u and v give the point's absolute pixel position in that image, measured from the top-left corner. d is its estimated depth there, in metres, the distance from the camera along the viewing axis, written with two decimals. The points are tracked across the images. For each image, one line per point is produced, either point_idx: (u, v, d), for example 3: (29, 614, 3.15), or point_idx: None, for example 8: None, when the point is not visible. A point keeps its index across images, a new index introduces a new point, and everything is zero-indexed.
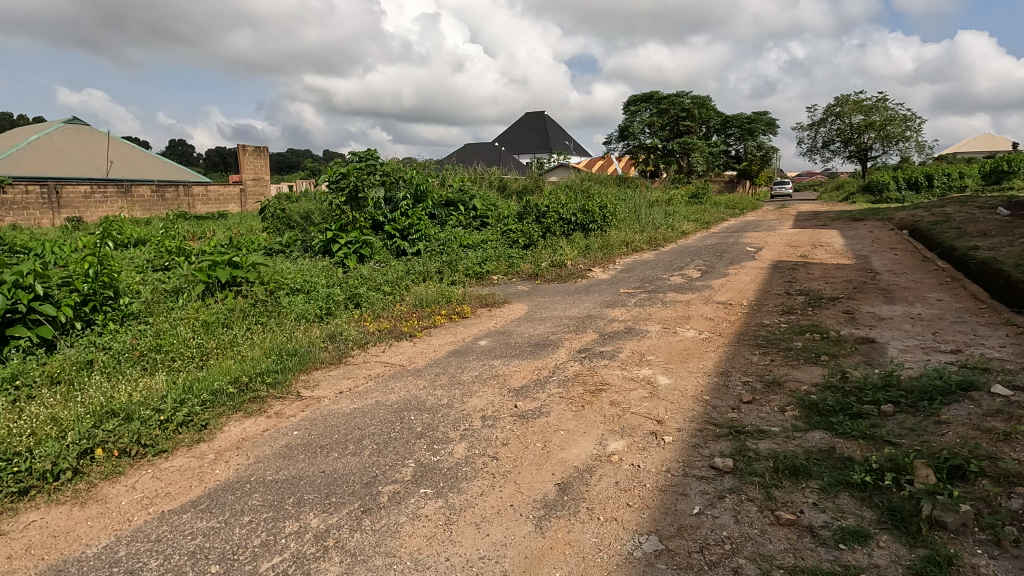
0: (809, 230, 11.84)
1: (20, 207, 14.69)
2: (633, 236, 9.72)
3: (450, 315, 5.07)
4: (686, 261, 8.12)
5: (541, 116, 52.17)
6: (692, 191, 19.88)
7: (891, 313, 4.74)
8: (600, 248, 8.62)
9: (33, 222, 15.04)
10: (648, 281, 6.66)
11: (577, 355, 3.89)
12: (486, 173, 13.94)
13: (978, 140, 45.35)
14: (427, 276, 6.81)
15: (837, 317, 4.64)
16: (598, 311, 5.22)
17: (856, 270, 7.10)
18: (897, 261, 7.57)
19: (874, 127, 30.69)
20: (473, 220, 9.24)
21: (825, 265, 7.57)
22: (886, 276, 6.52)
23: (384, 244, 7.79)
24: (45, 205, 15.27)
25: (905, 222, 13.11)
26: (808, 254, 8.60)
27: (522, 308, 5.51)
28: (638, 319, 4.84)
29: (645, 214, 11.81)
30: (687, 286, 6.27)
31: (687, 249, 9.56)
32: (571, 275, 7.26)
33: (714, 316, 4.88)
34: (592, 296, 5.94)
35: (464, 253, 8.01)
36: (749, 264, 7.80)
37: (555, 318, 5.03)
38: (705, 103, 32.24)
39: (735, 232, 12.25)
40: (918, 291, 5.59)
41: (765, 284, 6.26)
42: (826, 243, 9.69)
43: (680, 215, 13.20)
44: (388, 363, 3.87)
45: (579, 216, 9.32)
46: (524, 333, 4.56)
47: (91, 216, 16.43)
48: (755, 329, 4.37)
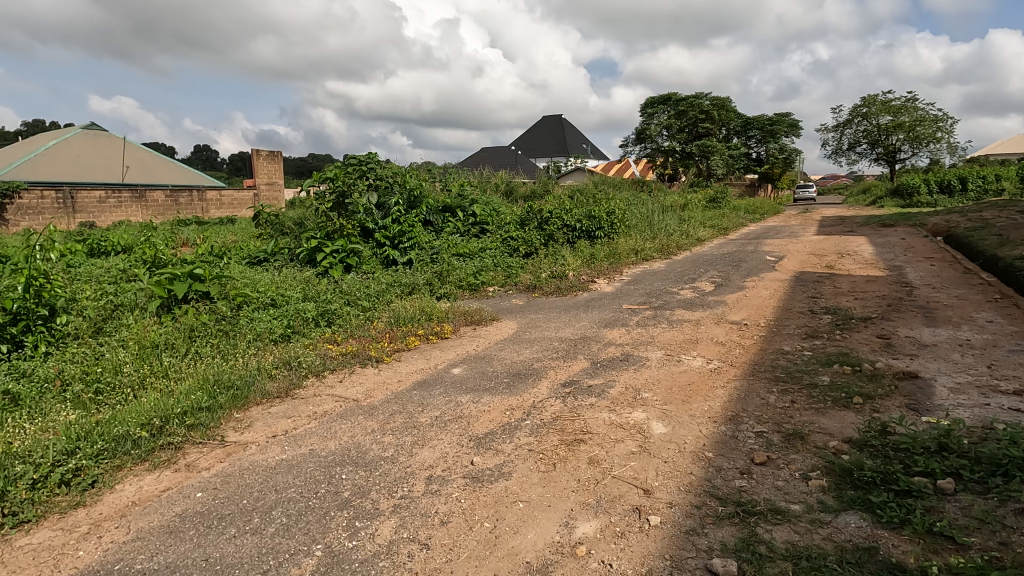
0: (835, 237, 11.06)
1: (34, 212, 14.83)
2: (644, 243, 9.10)
3: (427, 336, 4.54)
4: (699, 272, 7.47)
5: (558, 120, 51.62)
6: (711, 195, 19.11)
7: (934, 339, 4.07)
8: (605, 257, 8.03)
9: (47, 226, 15.10)
10: (655, 295, 6.05)
11: (560, 390, 3.32)
12: (493, 178, 13.42)
13: (1013, 142, 43.47)
14: (414, 289, 6.32)
15: (870, 343, 4.00)
16: (594, 331, 4.64)
17: (889, 283, 6.40)
18: (935, 273, 6.83)
19: (903, 129, 29.48)
20: (472, 227, 8.73)
21: (854, 277, 6.86)
22: (924, 291, 5.83)
23: (372, 253, 7.33)
24: (60, 210, 15.28)
25: (939, 228, 12.24)
26: (834, 264, 7.89)
27: (510, 327, 4.96)
28: (638, 343, 4.25)
29: (658, 220, 11.16)
30: (697, 302, 5.65)
31: (702, 258, 8.91)
32: (572, 287, 6.69)
33: (726, 340, 4.25)
34: (591, 313, 5.36)
35: (458, 262, 7.50)
36: (768, 275, 7.13)
37: (544, 341, 4.46)
38: (725, 104, 31.35)
39: (755, 239, 11.53)
40: (963, 310, 4.90)
41: (786, 299, 5.61)
42: (854, 252, 8.95)
43: (696, 221, 12.52)
44: (341, 398, 3.35)
45: (584, 222, 8.74)
46: (506, 359, 4.01)
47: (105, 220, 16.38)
48: (773, 358, 3.75)
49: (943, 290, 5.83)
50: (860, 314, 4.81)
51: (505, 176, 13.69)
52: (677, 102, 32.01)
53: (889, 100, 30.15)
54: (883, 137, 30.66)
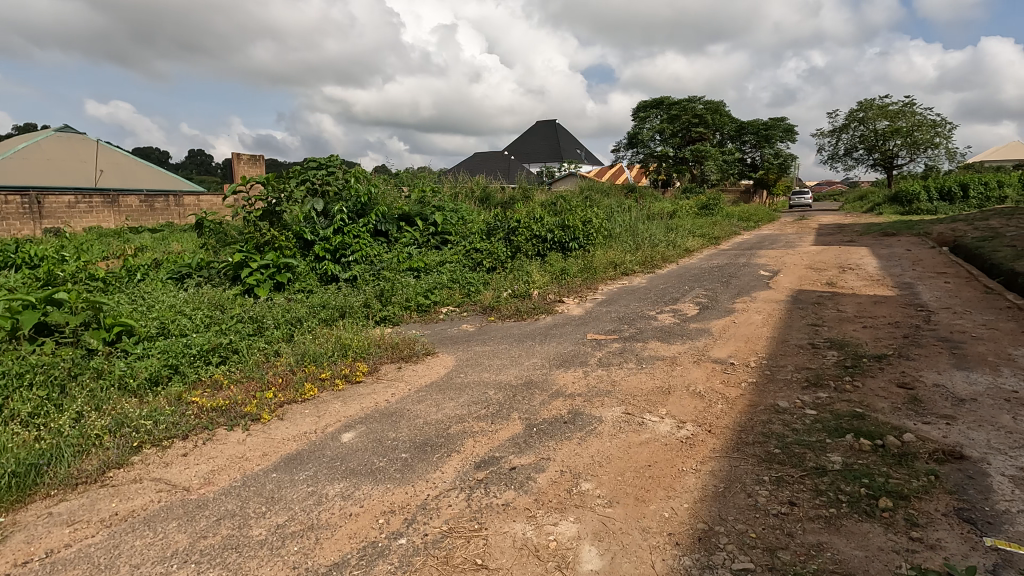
0: (834, 249, 10.20)
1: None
2: (624, 256, 8.19)
3: (332, 381, 3.61)
4: (682, 290, 6.58)
5: (552, 125, 50.88)
6: (703, 202, 18.26)
7: (972, 391, 3.17)
8: (578, 273, 7.16)
9: (12, 232, 13.63)
10: (629, 321, 5.13)
11: (469, 477, 2.40)
12: (468, 183, 12.51)
13: (1009, 149, 43.03)
14: (346, 313, 5.41)
15: (891, 397, 3.09)
16: (543, 375, 3.71)
17: (900, 305, 5.52)
18: (952, 293, 5.96)
19: (900, 134, 28.77)
20: (431, 237, 7.82)
21: (859, 297, 5.98)
22: (944, 317, 4.94)
23: (310, 269, 6.43)
24: (25, 215, 13.92)
25: (945, 239, 11.37)
26: (835, 281, 7.00)
27: (445, 366, 4.04)
28: (594, 393, 3.33)
29: (643, 230, 10.28)
30: (676, 331, 4.73)
31: (688, 273, 8.01)
32: (534, 308, 5.77)
33: (706, 389, 3.33)
34: (548, 345, 4.45)
35: (409, 279, 6.60)
36: (761, 294, 6.24)
37: (478, 388, 3.53)
38: (719, 108, 30.57)
39: (748, 250, 10.64)
40: (997, 346, 4.01)
41: (781, 328, 4.72)
42: (857, 267, 8.06)
43: (685, 230, 11.65)
44: (166, 486, 2.41)
45: (557, 232, 7.84)
46: (419, 417, 3.08)
47: (76, 225, 15.11)
48: (766, 422, 2.84)
49: (967, 316, 4.95)
50: (873, 352, 3.90)
51: (481, 180, 12.78)
52: (669, 106, 31.41)
53: (886, 104, 29.44)
54: (880, 142, 29.93)
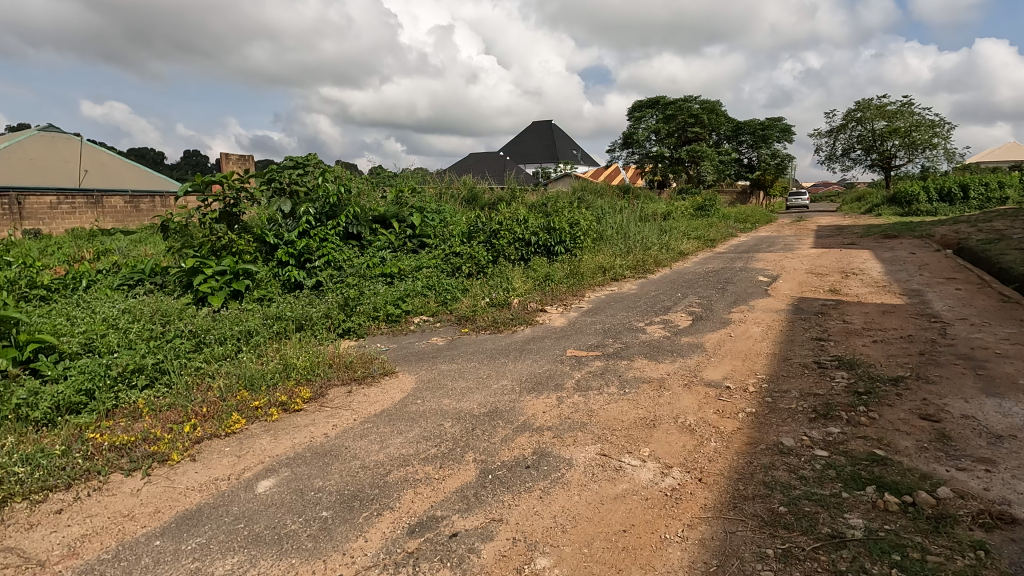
0: (835, 252, 9.76)
1: None
2: (614, 261, 7.72)
3: (266, 411, 3.12)
4: (675, 298, 6.11)
5: (547, 125, 50.44)
6: (699, 203, 17.81)
7: (1008, 426, 2.70)
8: (564, 279, 6.69)
9: None
10: (614, 334, 4.65)
11: (398, 548, 1.91)
12: (454, 183, 12.03)
13: (1006, 150, 42.79)
14: (305, 326, 4.91)
15: (915, 433, 2.62)
16: (511, 402, 3.23)
17: (911, 316, 5.06)
18: (965, 301, 5.51)
19: (898, 134, 28.43)
20: (408, 241, 7.34)
21: (865, 306, 5.52)
22: (961, 330, 4.49)
23: (272, 276, 5.94)
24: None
25: (949, 242, 10.91)
26: (839, 288, 6.54)
27: (402, 390, 3.55)
28: (566, 425, 2.86)
29: (635, 232, 9.82)
30: (666, 347, 4.25)
31: (682, 278, 7.55)
32: (512, 319, 5.29)
33: (696, 422, 2.85)
34: (522, 363, 3.96)
35: (380, 286, 6.11)
36: (760, 302, 5.78)
37: (433, 418, 3.04)
38: (715, 108, 30.14)
39: (745, 253, 10.19)
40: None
41: (783, 343, 4.25)
42: (860, 272, 7.60)
43: (680, 232, 11.20)
44: (18, 560, 1.93)
45: (542, 235, 7.36)
46: (356, 458, 2.59)
47: (58, 227, 14.31)
48: (768, 467, 2.36)
49: (987, 328, 4.49)
50: (888, 374, 3.43)
51: (469, 181, 12.30)
52: (664, 105, 30.99)
53: (884, 104, 29.06)
54: (878, 143, 29.55)
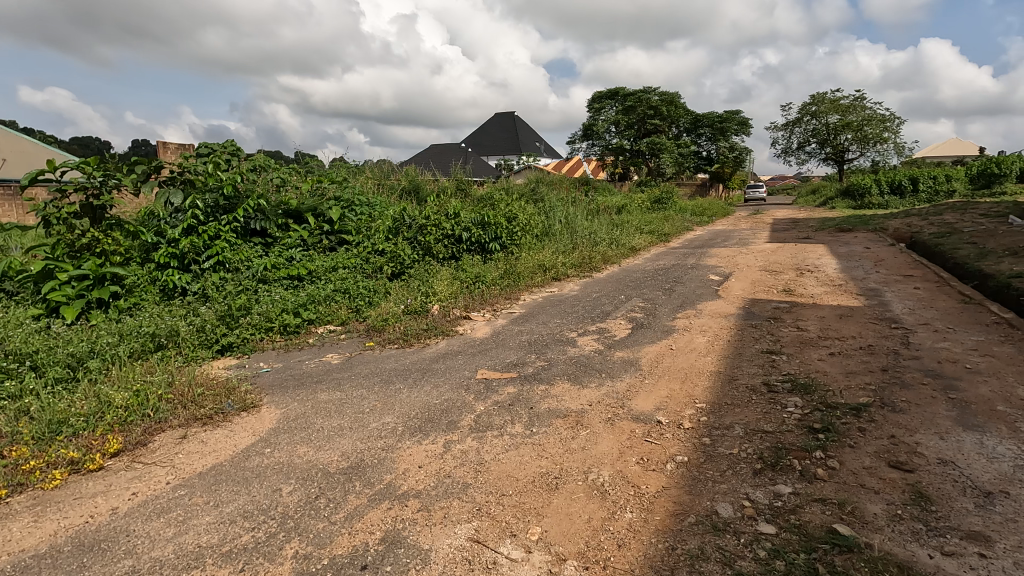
0: (790, 247, 9.38)
1: None
2: (555, 259, 7.07)
3: (44, 475, 2.31)
4: (617, 301, 5.49)
5: (509, 116, 49.59)
6: (656, 195, 17.37)
7: (995, 476, 2.15)
8: (497, 281, 6.00)
9: None
10: (540, 349, 3.97)
11: None
12: (395, 175, 11.20)
13: (949, 145, 44.27)
14: (170, 342, 4.06)
15: (883, 491, 2.04)
16: (384, 450, 2.51)
17: (869, 321, 4.58)
18: (925, 302, 5.08)
19: (850, 128, 28.82)
20: (323, 237, 6.50)
21: (820, 309, 5.03)
22: (923, 338, 4.01)
23: (148, 280, 5.04)
24: None
25: (902, 235, 10.69)
26: (793, 288, 6.05)
27: (253, 433, 2.77)
28: (441, 488, 2.16)
29: (584, 228, 9.20)
30: (595, 365, 3.60)
31: (629, 278, 6.97)
32: (426, 329, 4.56)
33: (611, 480, 2.20)
34: (419, 391, 3.25)
35: (280, 290, 5.28)
36: (709, 305, 5.21)
37: (272, 479, 2.30)
38: (674, 100, 29.87)
39: (699, 248, 9.71)
40: (1003, 387, 3.05)
41: (729, 359, 3.67)
42: (815, 269, 7.17)
43: (633, 226, 10.67)
44: None
45: (475, 230, 6.61)
46: (129, 556, 1.83)
47: None
48: (696, 559, 1.71)
49: (952, 336, 4.02)
50: (847, 402, 2.87)
51: (411, 171, 11.47)
52: (624, 96, 30.53)
53: (838, 97, 29.36)
54: (832, 136, 29.89)
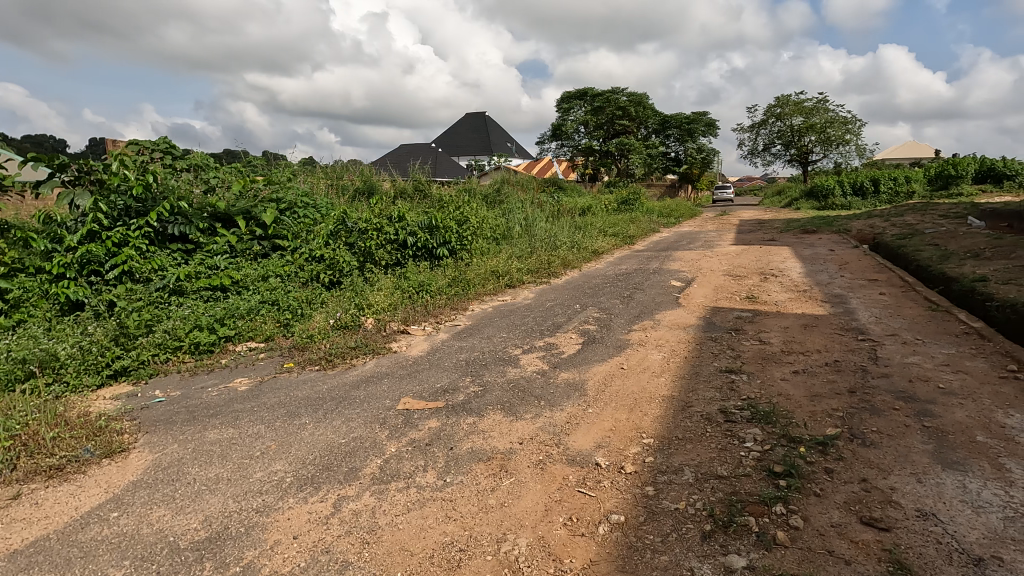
0: (755, 250, 9.18)
1: None
2: (509, 265, 6.65)
3: None
4: (572, 311, 5.10)
5: (479, 116, 49.14)
6: (623, 197, 17.16)
7: (985, 534, 1.80)
8: (443, 289, 5.54)
9: None
10: (477, 371, 3.53)
11: None
12: (349, 176, 10.65)
13: (907, 147, 45.53)
14: (47, 369, 3.49)
15: (856, 562, 1.67)
16: (257, 513, 2.03)
17: (834, 332, 4.28)
18: (891, 310, 4.83)
19: (814, 130, 29.25)
20: (255, 243, 5.94)
21: (783, 318, 4.73)
22: (892, 352, 3.71)
23: (39, 294, 4.44)
24: None
25: (865, 237, 10.63)
26: (756, 294, 5.76)
27: (105, 490, 2.25)
28: (313, 569, 1.71)
29: (544, 232, 8.82)
30: (535, 390, 3.18)
31: (588, 284, 6.60)
32: (354, 346, 4.08)
33: (529, 552, 1.78)
34: (326, 427, 2.78)
35: (195, 304, 4.72)
36: (668, 315, 4.86)
37: (102, 561, 1.81)
38: (642, 101, 29.84)
39: (663, 251, 9.43)
40: (981, 412, 2.74)
41: (684, 380, 3.30)
42: (779, 274, 6.91)
43: (597, 228, 10.35)
44: None
45: (423, 234, 6.14)
46: None
47: None
48: None
49: (921, 349, 3.74)
50: (813, 434, 2.51)
51: (366, 172, 10.94)
52: (592, 97, 30.37)
53: (801, 100, 29.77)
54: (796, 138, 30.29)
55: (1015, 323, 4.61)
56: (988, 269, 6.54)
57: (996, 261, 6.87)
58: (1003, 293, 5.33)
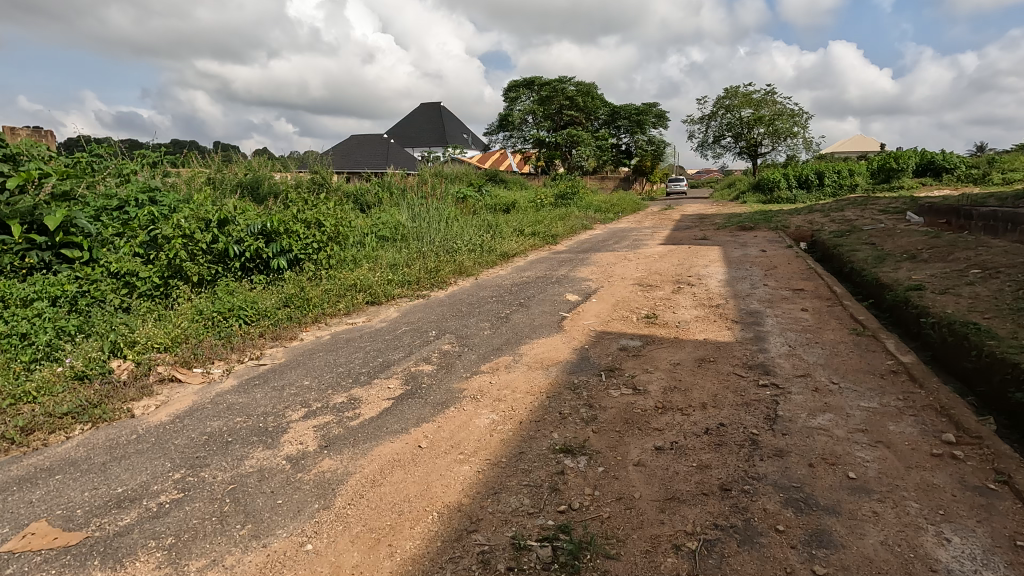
0: (682, 250, 8.33)
1: None
2: (377, 276, 5.49)
3: None
4: (422, 340, 4.03)
5: (431, 106, 47.60)
6: (561, 191, 16.18)
7: None
8: (265, 315, 4.36)
9: None
10: (203, 458, 2.39)
11: None
12: (233, 169, 9.30)
13: (853, 141, 46.27)
14: None
15: None
16: None
17: (733, 370, 3.33)
18: (810, 334, 3.94)
19: (762, 123, 29.02)
20: (32, 254, 4.60)
21: (677, 349, 3.77)
22: (797, 408, 2.77)
23: None
24: None
25: (801, 236, 9.96)
26: (660, 311, 4.80)
27: None
28: None
29: (444, 235, 7.71)
30: (259, 498, 2.07)
31: (472, 297, 5.55)
32: (65, 410, 2.83)
33: None
34: None
35: None
36: (536, 346, 3.85)
37: None
38: (591, 91, 28.98)
39: (583, 252, 8.48)
40: (903, 534, 1.79)
41: (494, 470, 2.25)
42: (697, 282, 6.01)
43: (515, 227, 9.35)
44: None
45: (255, 240, 4.89)
46: None
47: None
48: None
49: (834, 402, 2.81)
50: None
51: (255, 164, 9.59)
52: (540, 87, 29.37)
53: (749, 92, 29.50)
54: (745, 130, 30.03)
55: (952, 349, 3.78)
56: (924, 274, 5.79)
57: (933, 265, 6.15)
58: (939, 305, 4.52)
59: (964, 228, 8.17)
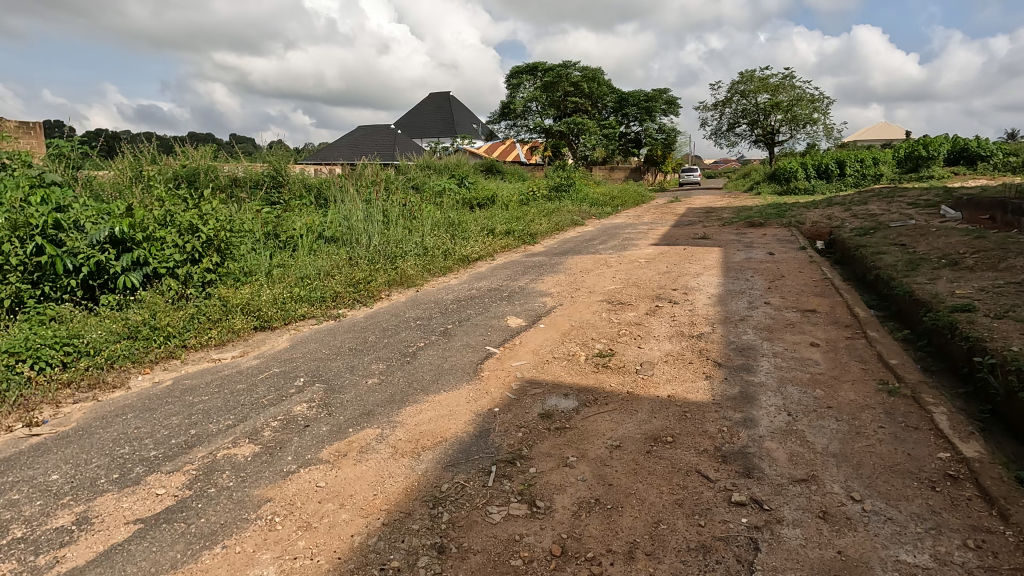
0: (674, 253, 7.12)
1: None
2: (273, 293, 4.38)
3: None
4: (276, 395, 2.91)
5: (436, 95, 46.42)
6: (557, 183, 14.96)
7: None
8: (86, 354, 3.27)
9: None
10: None
11: None
12: (170, 161, 8.26)
13: (876, 128, 43.96)
14: None
15: None
16: None
17: (696, 463, 2.16)
18: (818, 392, 2.75)
19: (779, 108, 27.33)
20: None
21: (625, 415, 2.61)
22: (788, 566, 1.61)
23: None
24: None
25: (817, 234, 8.64)
26: (621, 344, 3.63)
27: None
28: None
29: (392, 236, 6.58)
30: None
31: (394, 318, 4.43)
32: None
33: None
34: None
35: None
36: (425, 407, 2.71)
37: None
38: (597, 76, 27.56)
39: (560, 254, 7.31)
40: None
41: None
42: (681, 297, 4.83)
43: (485, 225, 8.20)
44: None
45: (101, 252, 3.80)
46: None
47: None
48: None
49: (854, 554, 1.64)
50: None
51: (196, 155, 8.53)
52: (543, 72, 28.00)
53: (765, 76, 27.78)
54: (761, 116, 28.37)
55: None
56: (972, 288, 4.53)
57: (982, 275, 4.87)
58: (1001, 338, 3.29)
59: (1014, 224, 6.82)
